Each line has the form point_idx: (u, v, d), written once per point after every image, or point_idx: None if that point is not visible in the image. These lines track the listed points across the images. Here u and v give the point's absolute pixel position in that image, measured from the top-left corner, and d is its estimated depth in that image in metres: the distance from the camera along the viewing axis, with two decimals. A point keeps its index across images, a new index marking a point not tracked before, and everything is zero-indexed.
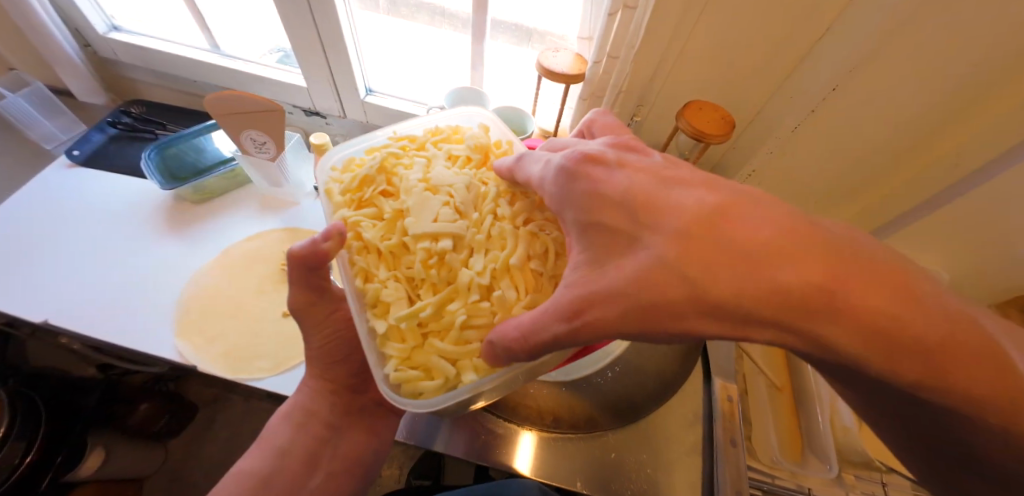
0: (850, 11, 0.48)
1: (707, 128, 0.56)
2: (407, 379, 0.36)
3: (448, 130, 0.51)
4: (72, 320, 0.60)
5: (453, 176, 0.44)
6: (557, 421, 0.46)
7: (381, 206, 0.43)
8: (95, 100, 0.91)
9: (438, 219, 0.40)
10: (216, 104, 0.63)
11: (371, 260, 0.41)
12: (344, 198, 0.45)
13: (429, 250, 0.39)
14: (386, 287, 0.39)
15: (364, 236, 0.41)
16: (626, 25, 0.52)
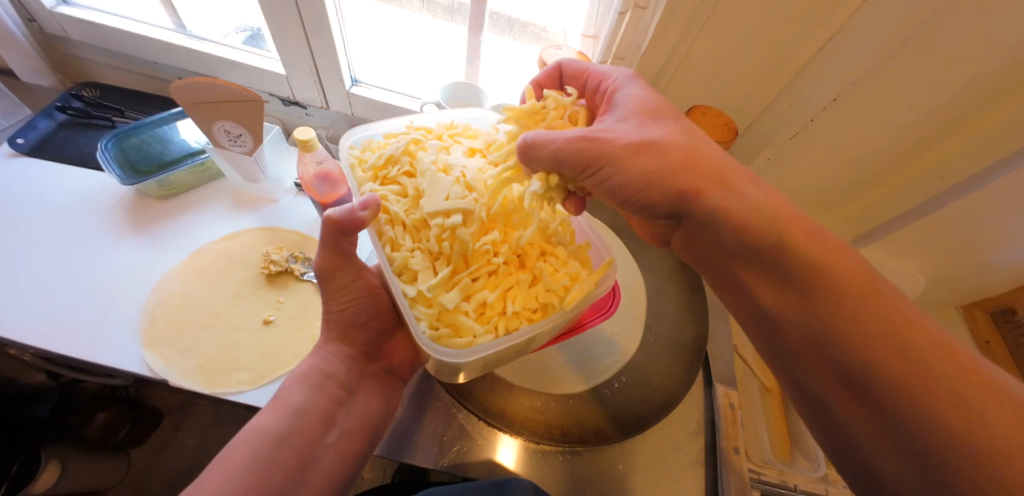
0: (855, 20, 0.48)
1: (711, 134, 0.55)
2: (438, 337, 0.35)
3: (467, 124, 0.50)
4: (16, 330, 0.54)
5: (470, 159, 0.43)
6: (565, 435, 0.44)
7: (407, 182, 0.42)
8: (41, 81, 0.81)
9: (449, 197, 0.39)
10: (185, 90, 0.57)
11: (398, 231, 0.39)
12: (368, 174, 0.43)
13: (442, 226, 0.38)
14: (415, 256, 0.38)
15: (391, 210, 0.40)
16: (635, 26, 0.52)
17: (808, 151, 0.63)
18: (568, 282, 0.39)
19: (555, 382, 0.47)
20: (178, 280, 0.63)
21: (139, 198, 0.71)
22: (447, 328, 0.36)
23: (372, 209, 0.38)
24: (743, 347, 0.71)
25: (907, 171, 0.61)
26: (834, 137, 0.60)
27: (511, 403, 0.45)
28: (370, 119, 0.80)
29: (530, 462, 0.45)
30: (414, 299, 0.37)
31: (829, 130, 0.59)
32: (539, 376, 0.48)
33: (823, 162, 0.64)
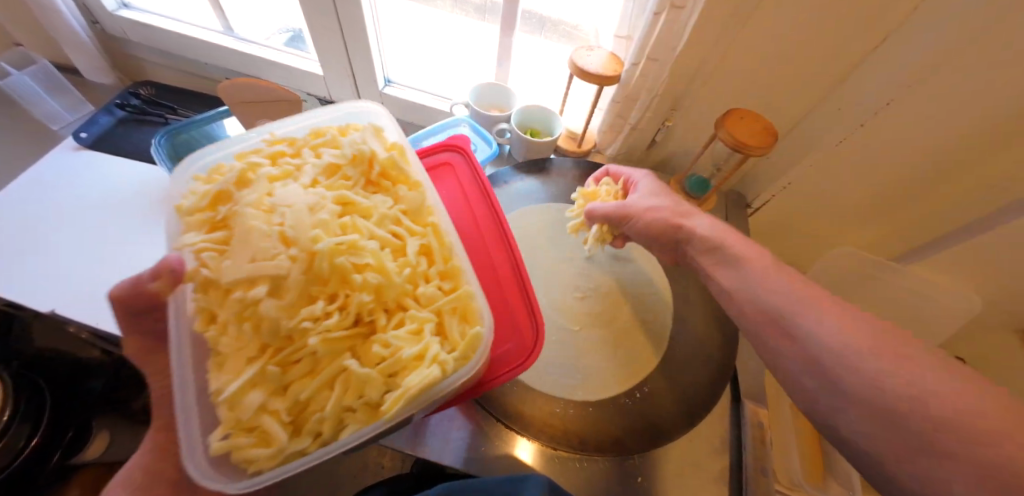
0: (909, 20, 0.45)
1: (748, 139, 0.53)
2: (235, 446, 0.29)
3: (335, 130, 0.43)
4: (77, 310, 0.59)
5: (304, 195, 0.35)
6: (583, 442, 0.43)
7: (230, 228, 0.35)
8: (102, 79, 0.88)
9: (254, 258, 0.32)
10: (231, 90, 0.60)
11: (212, 298, 0.32)
12: (191, 216, 0.36)
13: (242, 300, 0.31)
14: (222, 336, 0.31)
15: (202, 268, 0.33)
16: (671, 26, 0.50)
17: (853, 159, 0.60)
18: (413, 365, 0.31)
19: (574, 389, 0.46)
20: None
21: None
22: (250, 434, 0.29)
23: (193, 276, 0.33)
24: None
25: (964, 182, 0.57)
26: (882, 144, 0.56)
27: (529, 408, 0.45)
28: (401, 118, 0.81)
29: (546, 468, 0.44)
30: (218, 393, 0.30)
31: (880, 135, 0.56)
32: (558, 381, 0.47)
33: (869, 171, 0.60)
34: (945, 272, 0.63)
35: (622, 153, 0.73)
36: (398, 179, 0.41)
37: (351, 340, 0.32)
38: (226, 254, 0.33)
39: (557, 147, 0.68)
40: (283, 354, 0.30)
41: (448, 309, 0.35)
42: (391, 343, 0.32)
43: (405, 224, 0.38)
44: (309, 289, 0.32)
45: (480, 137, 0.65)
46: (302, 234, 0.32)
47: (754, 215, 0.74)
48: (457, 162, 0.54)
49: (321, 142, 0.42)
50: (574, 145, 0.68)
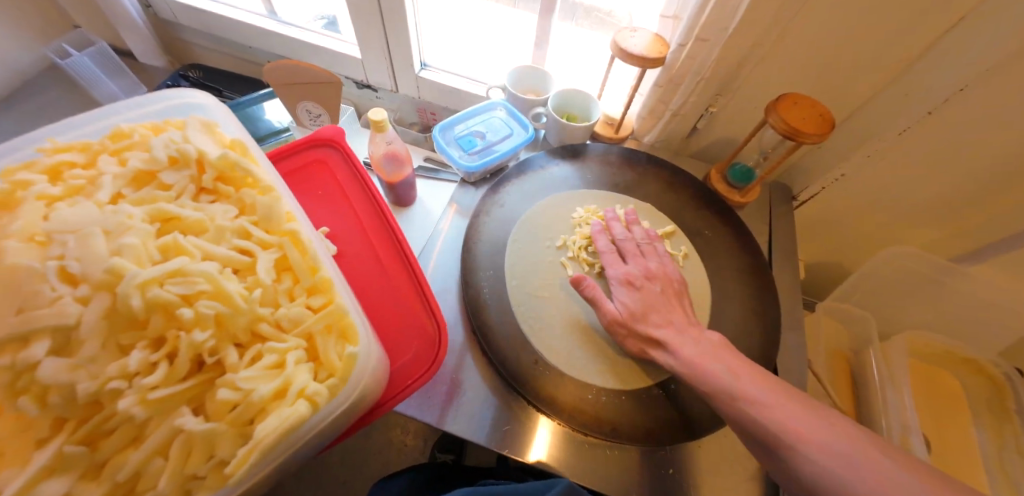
0: (990, 4, 0.41)
1: (803, 125, 0.50)
2: None
3: (147, 129, 0.34)
4: None
5: (101, 214, 0.27)
6: (616, 431, 0.42)
7: None
8: (155, 62, 0.92)
9: (28, 308, 0.24)
10: (276, 71, 0.62)
11: None
12: None
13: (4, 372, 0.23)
14: None
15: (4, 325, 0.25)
16: (722, 7, 0.47)
17: (917, 151, 0.55)
18: (274, 405, 0.25)
19: (607, 376, 0.46)
20: None
21: None
22: None
23: None
24: (818, 362, 0.65)
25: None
26: (952, 135, 0.52)
27: (563, 393, 0.44)
28: (435, 101, 0.82)
29: (574, 453, 0.44)
30: None
31: (951, 126, 0.51)
32: (591, 368, 0.46)
33: (932, 165, 0.56)
34: (1016, 277, 0.58)
35: (661, 141, 0.70)
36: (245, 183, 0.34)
37: (189, 391, 0.25)
38: None
39: (593, 134, 0.66)
40: (88, 425, 0.23)
41: (320, 329, 0.29)
42: (235, 388, 0.25)
43: (254, 235, 0.31)
44: (121, 335, 0.25)
45: (517, 121, 0.62)
46: (93, 267, 0.25)
47: (801, 208, 0.70)
48: (331, 158, 0.50)
49: (123, 145, 0.33)
50: (612, 132, 0.66)
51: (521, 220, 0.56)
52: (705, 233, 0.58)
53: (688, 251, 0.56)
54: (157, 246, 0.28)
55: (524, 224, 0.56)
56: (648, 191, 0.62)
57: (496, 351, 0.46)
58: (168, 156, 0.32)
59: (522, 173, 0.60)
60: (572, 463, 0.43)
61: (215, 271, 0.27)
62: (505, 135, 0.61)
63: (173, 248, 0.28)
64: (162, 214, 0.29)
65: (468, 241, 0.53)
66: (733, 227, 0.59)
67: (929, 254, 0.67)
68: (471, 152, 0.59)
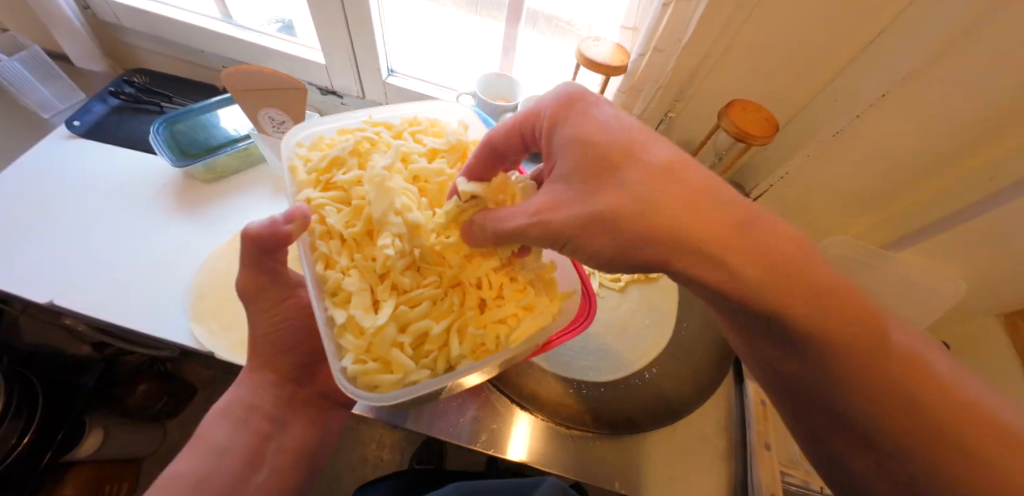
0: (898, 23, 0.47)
1: (752, 128, 0.54)
2: (363, 371, 0.34)
3: (426, 121, 0.50)
4: (76, 301, 0.58)
5: (308, 189, 0.41)
6: (596, 421, 0.44)
7: (348, 190, 0.41)
8: (94, 67, 0.86)
9: (332, 214, 0.39)
10: (235, 78, 0.59)
11: (332, 246, 0.38)
12: (309, 177, 0.42)
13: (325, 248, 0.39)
14: (346, 277, 0.37)
15: (328, 222, 0.39)
16: (676, 20, 0.51)
17: (848, 150, 0.62)
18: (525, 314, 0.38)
19: (586, 370, 0.47)
20: (222, 260, 0.66)
21: (185, 180, 0.74)
22: (376, 363, 0.34)
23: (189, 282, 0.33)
24: None
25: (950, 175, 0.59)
26: (874, 135, 0.58)
27: (544, 390, 0.45)
28: None
29: (555, 447, 0.45)
30: (343, 326, 0.36)
31: (874, 128, 0.58)
32: (571, 364, 0.48)
33: (860, 162, 0.63)
34: (932, 259, 0.66)
35: None
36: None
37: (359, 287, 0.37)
38: (359, 223, 0.39)
39: None
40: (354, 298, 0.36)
41: (404, 263, 0.37)
42: (425, 300, 0.37)
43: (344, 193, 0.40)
44: (332, 247, 0.39)
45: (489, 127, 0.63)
46: (331, 215, 0.39)
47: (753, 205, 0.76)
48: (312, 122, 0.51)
49: (319, 145, 0.46)
50: None
51: None
52: None
53: None
54: (322, 199, 0.40)
55: None
56: None
57: None
58: (412, 150, 0.44)
59: None
60: (556, 457, 0.44)
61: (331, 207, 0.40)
62: None
63: (403, 217, 0.38)
64: (409, 191, 0.40)
65: None
66: None
67: (862, 243, 0.75)
68: None
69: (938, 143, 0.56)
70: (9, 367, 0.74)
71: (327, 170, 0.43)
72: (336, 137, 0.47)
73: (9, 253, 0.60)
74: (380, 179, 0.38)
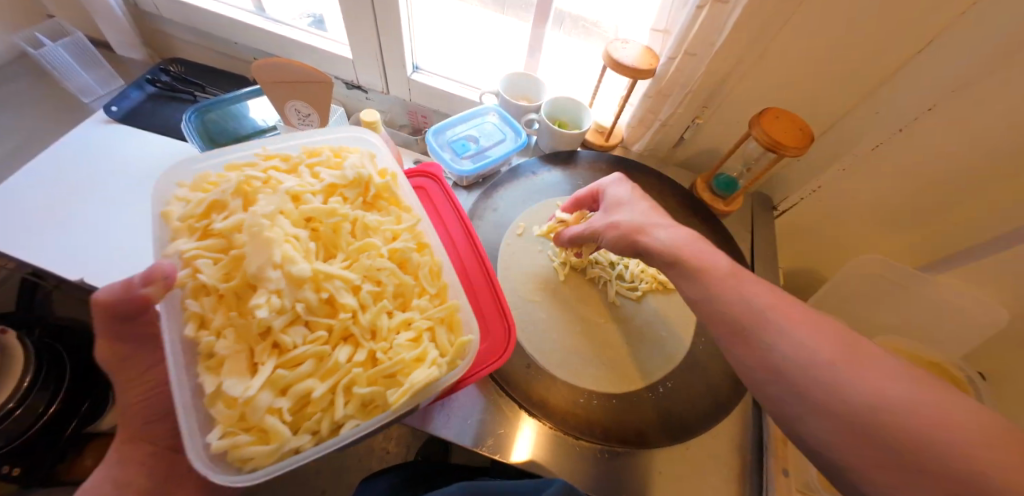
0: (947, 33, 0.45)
1: (784, 138, 0.52)
2: (233, 445, 0.29)
3: (331, 150, 0.45)
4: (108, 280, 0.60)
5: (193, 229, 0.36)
6: (606, 433, 0.43)
7: (229, 238, 0.36)
8: (133, 54, 0.89)
9: (215, 274, 0.34)
10: (265, 70, 0.61)
11: (207, 304, 0.34)
12: (183, 225, 0.36)
13: (199, 309, 0.34)
14: (219, 340, 0.33)
15: (201, 277, 0.34)
16: (713, 21, 0.48)
17: (888, 165, 0.59)
18: (416, 366, 0.35)
19: (598, 380, 0.46)
20: None
21: None
22: (249, 434, 0.30)
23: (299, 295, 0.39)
24: None
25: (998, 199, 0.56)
26: (919, 151, 0.55)
27: (553, 396, 0.44)
28: (427, 105, 0.82)
29: (564, 457, 0.43)
30: (215, 395, 0.31)
31: (916, 142, 0.55)
32: (583, 372, 0.46)
33: (900, 179, 0.60)
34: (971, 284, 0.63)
35: (648, 150, 0.72)
36: (390, 201, 0.45)
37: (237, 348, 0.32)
38: (234, 279, 0.34)
39: (584, 141, 0.68)
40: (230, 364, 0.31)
41: (288, 317, 0.33)
42: (309, 358, 0.33)
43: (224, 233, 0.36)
44: (207, 302, 0.34)
45: (511, 128, 0.62)
46: (209, 262, 0.34)
47: (780, 218, 0.73)
48: None
49: (216, 177, 0.40)
50: (603, 140, 0.68)
51: (512, 225, 0.57)
52: None
53: None
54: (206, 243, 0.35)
55: (516, 228, 0.56)
56: None
57: None
58: (305, 189, 0.40)
59: (515, 179, 0.61)
60: (565, 468, 0.43)
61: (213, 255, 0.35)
62: (497, 140, 0.61)
63: (284, 270, 0.33)
64: (298, 238, 0.36)
65: None
66: (717, 235, 0.61)
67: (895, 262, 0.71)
68: (464, 156, 0.59)
69: (986, 161, 0.52)
70: (42, 339, 0.78)
71: (203, 216, 0.37)
72: (223, 174, 0.41)
73: (42, 234, 0.62)
74: (255, 228, 0.34)
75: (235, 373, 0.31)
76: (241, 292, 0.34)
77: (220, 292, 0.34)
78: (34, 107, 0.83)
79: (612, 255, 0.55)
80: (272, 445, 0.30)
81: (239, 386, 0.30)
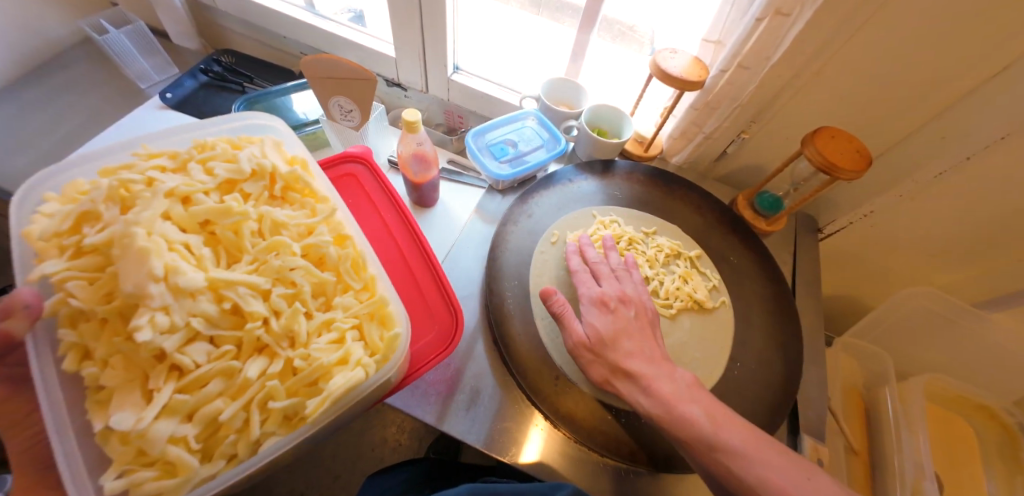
0: None
1: (839, 160, 0.49)
2: (137, 483, 0.27)
3: (226, 144, 0.40)
4: None
5: (67, 250, 0.32)
6: (633, 453, 0.42)
7: (108, 255, 0.32)
8: (188, 44, 0.93)
9: (87, 298, 0.31)
10: (313, 66, 0.62)
11: (89, 330, 0.31)
12: (53, 247, 0.33)
13: (75, 338, 0.31)
14: (100, 372, 0.30)
15: (74, 302, 0.30)
16: (772, 35, 0.46)
17: (954, 194, 0.55)
18: (337, 369, 0.32)
19: (627, 397, 0.45)
20: None
21: None
22: (155, 468, 0.28)
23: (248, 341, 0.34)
24: (833, 394, 0.65)
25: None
26: (989, 182, 0.52)
27: (580, 410, 0.44)
28: (465, 105, 0.82)
29: (588, 471, 0.43)
30: (110, 431, 0.29)
31: (987, 171, 0.51)
32: (613, 388, 0.45)
33: (965, 211, 0.56)
34: None
35: (688, 162, 0.70)
36: (303, 193, 0.41)
37: (123, 379, 0.30)
38: (114, 300, 0.31)
39: (622, 151, 0.66)
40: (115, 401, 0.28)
41: (178, 336, 0.30)
42: (215, 376, 0.31)
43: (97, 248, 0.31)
44: (85, 328, 0.31)
45: (551, 134, 0.62)
46: (84, 285, 0.31)
47: (826, 240, 0.70)
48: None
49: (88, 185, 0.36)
50: (642, 150, 0.66)
51: (546, 232, 0.56)
52: (731, 259, 0.58)
53: (715, 276, 0.55)
54: (81, 264, 0.32)
55: (550, 235, 0.56)
56: (675, 211, 0.62)
57: (517, 363, 0.45)
58: (195, 188, 0.35)
59: (550, 186, 0.60)
60: (591, 483, 0.42)
61: (83, 276, 0.31)
62: (537, 146, 0.61)
63: (168, 281, 0.30)
64: (189, 246, 0.33)
65: (495, 248, 0.53)
66: (758, 256, 0.59)
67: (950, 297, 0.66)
68: (503, 160, 0.59)
69: None
70: None
71: (75, 231, 0.34)
72: (96, 181, 0.36)
73: None
74: (127, 240, 0.30)
75: (127, 405, 0.28)
76: (125, 313, 0.31)
77: (100, 316, 0.31)
78: (96, 91, 0.88)
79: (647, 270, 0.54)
80: (178, 479, 0.28)
81: (130, 419, 0.27)
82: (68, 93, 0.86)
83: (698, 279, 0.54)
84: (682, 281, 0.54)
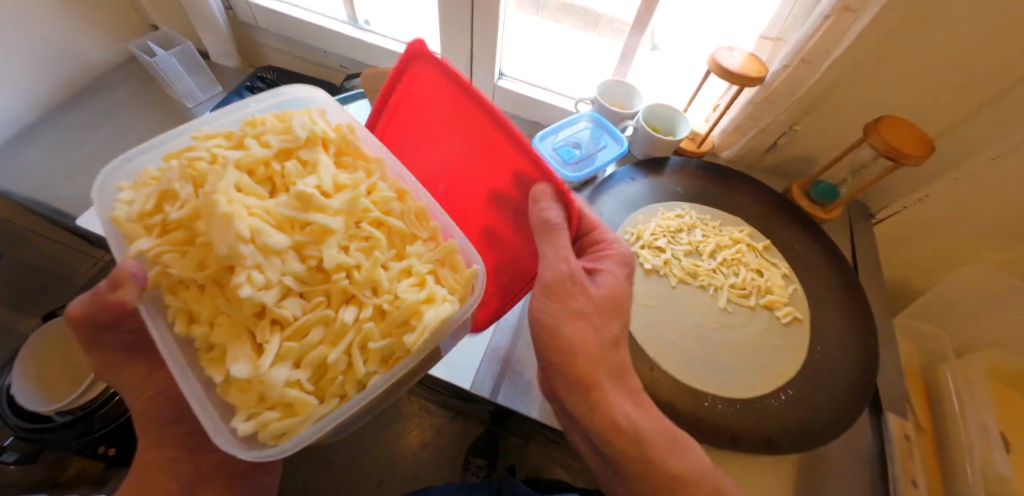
0: None
1: (906, 146, 0.51)
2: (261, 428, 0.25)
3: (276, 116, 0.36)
4: None
5: (143, 224, 0.30)
6: (737, 439, 0.43)
7: (187, 225, 0.28)
8: (229, 62, 0.95)
9: (174, 267, 0.28)
10: (375, 79, 0.65)
11: (183, 298, 0.28)
12: (133, 227, 0.30)
13: (173, 305, 0.28)
14: (200, 335, 0.27)
15: (163, 271, 0.28)
16: (837, 30, 0.48)
17: (1010, 175, 0.57)
18: (430, 305, 0.30)
19: (721, 385, 0.46)
20: None
21: None
22: (275, 410, 0.26)
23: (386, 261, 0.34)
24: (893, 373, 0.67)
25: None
26: None
27: (677, 400, 0.45)
28: (509, 110, 0.84)
29: None
30: (222, 385, 0.27)
31: None
32: (707, 377, 0.47)
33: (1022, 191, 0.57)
34: None
35: (738, 155, 0.71)
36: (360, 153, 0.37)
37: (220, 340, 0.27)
38: (203, 266, 0.28)
39: (676, 148, 0.68)
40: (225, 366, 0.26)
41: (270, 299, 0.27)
42: (314, 326, 0.28)
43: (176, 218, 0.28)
44: (181, 299, 0.28)
45: (610, 135, 0.63)
46: (167, 256, 0.28)
47: (878, 226, 0.71)
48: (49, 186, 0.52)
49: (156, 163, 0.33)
50: (695, 146, 0.68)
51: (619, 229, 0.57)
52: (795, 248, 0.59)
53: (786, 265, 0.56)
54: (161, 236, 0.29)
55: (625, 232, 0.57)
56: (735, 204, 0.63)
57: None
58: (257, 157, 0.31)
59: (613, 185, 0.62)
60: None
61: (162, 245, 0.28)
62: (599, 147, 0.62)
63: (255, 240, 0.27)
64: (262, 200, 0.29)
65: None
66: (820, 244, 0.60)
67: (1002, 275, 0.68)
68: (569, 162, 0.60)
69: None
70: None
71: (157, 211, 0.30)
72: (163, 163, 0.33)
73: None
74: (205, 207, 0.26)
75: (236, 357, 0.26)
76: (216, 278, 0.27)
77: (193, 282, 0.28)
78: (144, 112, 0.90)
79: (721, 262, 0.54)
80: (301, 417, 0.25)
81: (245, 369, 0.25)
82: (118, 116, 0.88)
83: (771, 270, 0.55)
84: (756, 273, 0.54)
